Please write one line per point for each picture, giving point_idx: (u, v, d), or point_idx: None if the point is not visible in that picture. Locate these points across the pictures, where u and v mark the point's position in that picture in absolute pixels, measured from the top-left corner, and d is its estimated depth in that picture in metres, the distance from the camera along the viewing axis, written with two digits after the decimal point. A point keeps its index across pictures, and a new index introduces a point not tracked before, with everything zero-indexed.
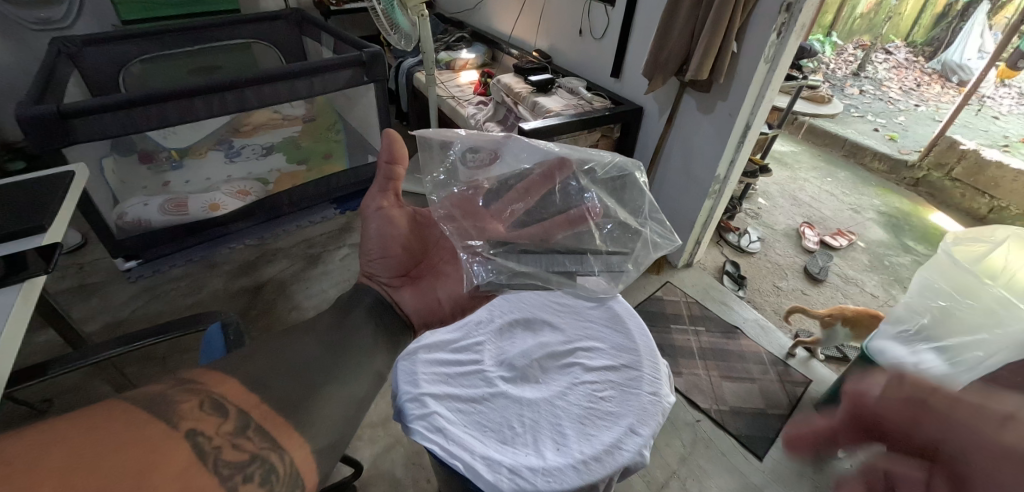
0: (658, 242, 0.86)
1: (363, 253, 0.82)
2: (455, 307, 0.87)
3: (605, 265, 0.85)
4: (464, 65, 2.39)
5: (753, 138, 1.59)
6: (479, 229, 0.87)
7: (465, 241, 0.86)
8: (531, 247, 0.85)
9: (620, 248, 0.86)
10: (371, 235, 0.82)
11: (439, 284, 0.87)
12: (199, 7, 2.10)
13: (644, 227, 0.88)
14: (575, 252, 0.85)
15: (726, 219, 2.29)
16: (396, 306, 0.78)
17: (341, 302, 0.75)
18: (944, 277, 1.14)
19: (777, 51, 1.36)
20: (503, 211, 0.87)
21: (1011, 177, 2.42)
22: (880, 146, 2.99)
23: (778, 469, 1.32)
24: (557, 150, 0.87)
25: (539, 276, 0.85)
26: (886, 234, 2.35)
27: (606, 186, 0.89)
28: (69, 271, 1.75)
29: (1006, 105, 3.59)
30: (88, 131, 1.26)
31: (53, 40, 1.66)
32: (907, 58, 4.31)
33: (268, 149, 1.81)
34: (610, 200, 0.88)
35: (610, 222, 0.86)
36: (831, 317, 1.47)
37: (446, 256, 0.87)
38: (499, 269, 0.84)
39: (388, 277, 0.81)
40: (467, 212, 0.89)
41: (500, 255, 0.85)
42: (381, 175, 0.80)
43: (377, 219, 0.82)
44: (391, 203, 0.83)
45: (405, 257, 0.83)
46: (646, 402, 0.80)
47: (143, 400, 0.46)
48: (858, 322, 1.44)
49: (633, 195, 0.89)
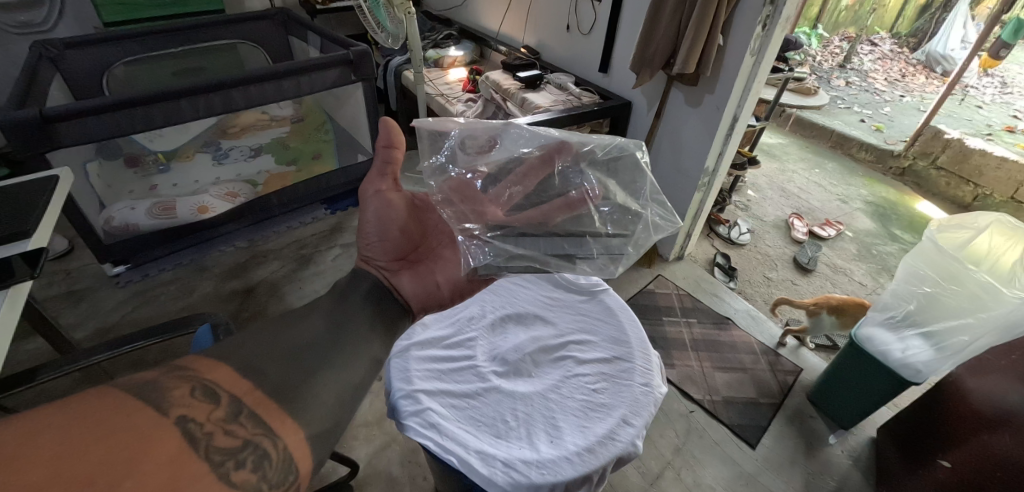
0: (659, 224, 0.87)
1: (360, 237, 0.84)
2: (453, 291, 0.90)
3: (604, 248, 0.85)
4: (452, 62, 2.38)
5: (741, 130, 1.60)
6: (477, 213, 0.88)
7: (461, 223, 0.88)
8: (529, 231, 0.86)
9: (621, 231, 0.86)
10: (369, 218, 0.84)
11: (437, 269, 0.89)
12: (182, 8, 2.08)
13: (645, 210, 0.88)
14: (573, 236, 0.86)
15: (715, 212, 2.31)
16: (394, 289, 0.80)
17: (339, 287, 0.75)
18: (928, 263, 1.14)
19: (762, 43, 1.37)
20: (500, 195, 0.88)
21: (994, 164, 2.46)
22: (867, 137, 3.02)
23: (770, 457, 1.34)
24: (559, 135, 0.90)
25: (537, 258, 0.87)
26: (874, 224, 2.38)
27: (603, 168, 0.89)
28: (56, 277, 1.73)
29: (989, 95, 3.64)
30: (72, 136, 1.24)
31: (34, 44, 1.64)
32: (893, 50, 4.36)
33: (257, 150, 1.79)
34: (610, 181, 0.88)
35: (609, 204, 0.86)
36: (817, 306, 1.50)
37: (444, 241, 0.90)
38: (496, 251, 0.86)
39: (386, 261, 0.83)
40: (465, 196, 0.90)
41: (498, 239, 0.86)
42: (380, 160, 0.82)
43: (375, 202, 0.84)
44: (389, 188, 0.85)
45: (402, 242, 0.85)
46: (638, 393, 0.81)
47: (132, 387, 0.46)
48: (841, 309, 1.46)
49: (633, 176, 0.90)
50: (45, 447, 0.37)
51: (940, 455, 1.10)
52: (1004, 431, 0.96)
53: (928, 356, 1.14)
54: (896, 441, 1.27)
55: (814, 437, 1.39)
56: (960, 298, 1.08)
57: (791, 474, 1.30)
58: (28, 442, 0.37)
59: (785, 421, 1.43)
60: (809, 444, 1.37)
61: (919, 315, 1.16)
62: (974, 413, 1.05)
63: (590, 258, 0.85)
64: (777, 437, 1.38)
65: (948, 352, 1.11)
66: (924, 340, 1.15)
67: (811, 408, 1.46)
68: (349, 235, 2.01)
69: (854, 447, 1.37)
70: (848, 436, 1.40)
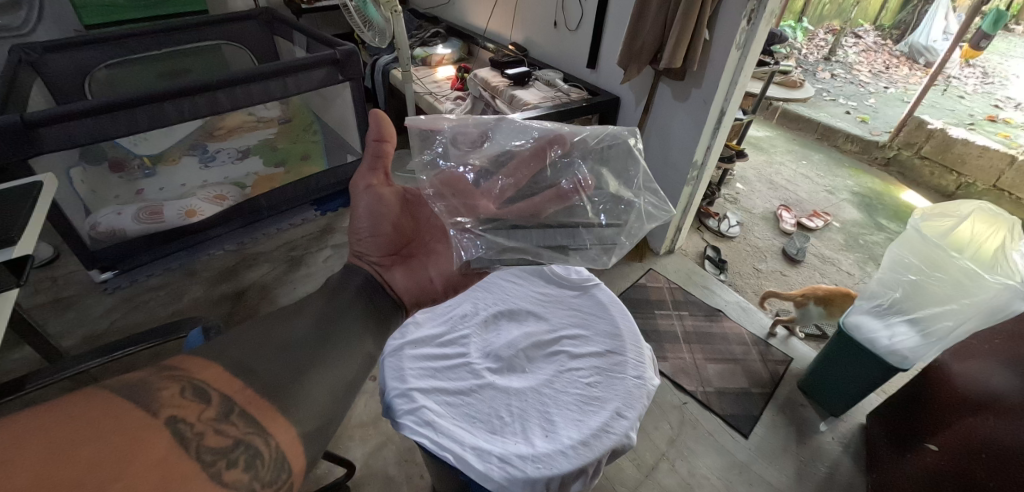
0: (652, 212, 0.90)
1: (353, 233, 0.84)
2: (446, 286, 0.89)
3: (598, 238, 0.86)
4: (440, 60, 2.36)
5: (728, 123, 1.61)
6: (469, 207, 0.90)
7: (454, 217, 0.89)
8: (520, 223, 0.87)
9: (614, 221, 0.88)
10: (361, 214, 0.85)
11: (430, 263, 0.89)
12: (164, 9, 2.05)
13: (637, 199, 0.91)
14: (565, 227, 0.87)
15: (705, 205, 2.33)
16: (386, 284, 0.80)
17: (330, 285, 0.75)
18: (913, 250, 1.16)
19: (748, 36, 1.39)
20: (492, 189, 0.90)
21: (976, 152, 2.51)
22: (852, 128, 3.06)
23: (763, 445, 1.36)
24: (552, 127, 0.93)
25: (530, 250, 0.87)
26: (860, 214, 2.42)
27: (596, 155, 0.93)
28: (42, 285, 1.71)
29: (970, 85, 3.70)
30: (55, 141, 1.22)
31: (12, 47, 1.60)
32: (876, 42, 4.42)
33: (243, 153, 1.77)
34: (603, 170, 0.92)
35: (601, 195, 0.89)
36: (804, 297, 1.53)
37: (436, 234, 0.90)
38: (488, 244, 0.86)
39: (378, 257, 0.83)
40: (457, 190, 0.92)
41: (490, 232, 0.87)
42: (370, 154, 0.84)
43: (367, 197, 0.85)
44: (380, 182, 0.86)
45: (394, 236, 0.86)
46: (631, 385, 0.82)
47: (121, 387, 0.45)
48: (829, 299, 1.48)
49: (626, 163, 0.94)
50: (30, 451, 0.37)
51: (927, 439, 1.12)
52: (987, 414, 0.98)
53: (913, 343, 1.16)
54: (885, 427, 1.29)
55: (805, 424, 1.41)
56: (945, 285, 1.10)
57: (783, 462, 1.32)
58: (16, 448, 0.37)
59: (777, 410, 1.45)
60: (800, 432, 1.39)
61: (905, 302, 1.18)
62: (958, 397, 1.08)
63: (583, 248, 0.86)
64: (769, 426, 1.40)
65: (934, 338, 1.13)
66: (910, 326, 1.17)
67: (802, 397, 1.48)
68: (340, 235, 2.01)
69: (844, 433, 1.40)
70: (838, 423, 1.42)
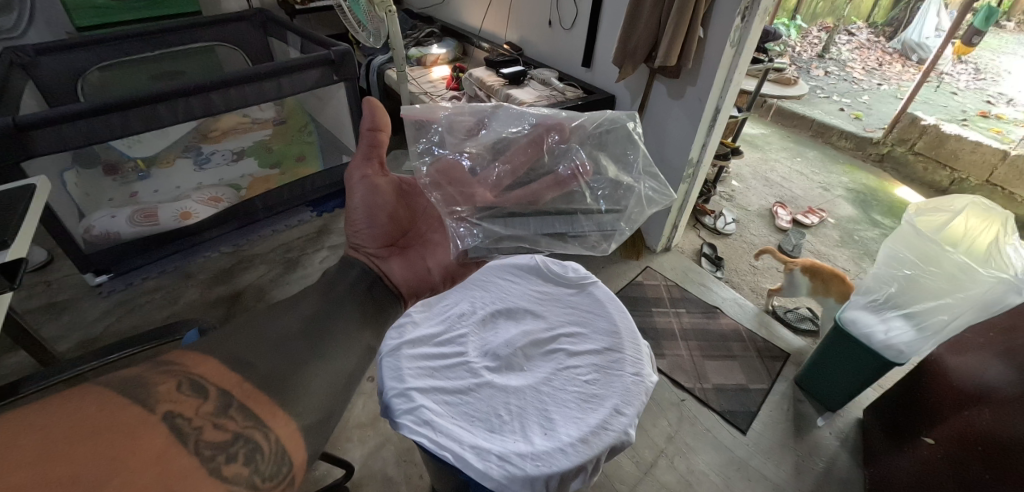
0: (653, 197, 0.95)
1: (349, 223, 0.88)
2: (444, 275, 0.97)
3: (597, 225, 0.92)
4: (435, 60, 2.33)
5: (723, 120, 1.62)
6: (465, 196, 0.94)
7: (451, 207, 0.94)
8: (516, 211, 0.91)
9: (614, 207, 0.93)
10: (358, 204, 0.87)
11: (427, 253, 0.95)
12: (157, 11, 2.04)
13: (637, 183, 0.95)
14: (565, 214, 0.92)
15: (701, 204, 2.33)
16: (385, 277, 0.82)
17: (327, 279, 0.76)
18: (907, 246, 1.16)
19: (742, 34, 1.39)
20: (489, 176, 0.94)
21: (970, 148, 2.53)
22: (847, 125, 3.08)
23: (761, 441, 1.36)
24: (551, 114, 0.97)
25: (527, 238, 0.92)
26: (855, 210, 2.43)
27: (595, 139, 0.97)
28: (36, 289, 1.69)
29: (963, 81, 3.72)
30: (46, 143, 1.21)
31: (6, 50, 1.59)
32: (869, 39, 4.46)
33: (238, 154, 1.75)
34: (600, 155, 0.96)
35: (601, 181, 0.94)
36: (791, 262, 1.57)
37: (433, 225, 0.96)
38: (484, 233, 0.93)
39: (375, 248, 0.85)
40: (453, 179, 0.96)
41: (486, 220, 0.93)
42: (365, 143, 0.84)
43: (363, 187, 0.87)
44: (375, 172, 0.88)
45: (390, 228, 0.90)
46: (629, 382, 0.81)
47: (117, 383, 0.45)
48: (814, 269, 1.52)
49: (625, 148, 0.98)
50: (25, 449, 0.37)
51: (924, 433, 1.12)
52: (984, 407, 0.99)
53: (909, 337, 1.16)
54: (882, 422, 1.30)
55: (802, 420, 1.42)
56: (938, 278, 1.11)
57: (780, 458, 1.32)
58: (13, 443, 0.37)
59: (774, 406, 1.45)
60: (797, 427, 1.40)
61: (899, 297, 1.19)
62: (954, 389, 1.08)
63: (583, 235, 0.92)
64: (768, 422, 1.41)
65: (928, 332, 1.13)
66: (905, 320, 1.18)
67: (799, 392, 1.49)
68: (336, 235, 2.00)
69: (842, 428, 1.41)
70: (836, 418, 1.43)
